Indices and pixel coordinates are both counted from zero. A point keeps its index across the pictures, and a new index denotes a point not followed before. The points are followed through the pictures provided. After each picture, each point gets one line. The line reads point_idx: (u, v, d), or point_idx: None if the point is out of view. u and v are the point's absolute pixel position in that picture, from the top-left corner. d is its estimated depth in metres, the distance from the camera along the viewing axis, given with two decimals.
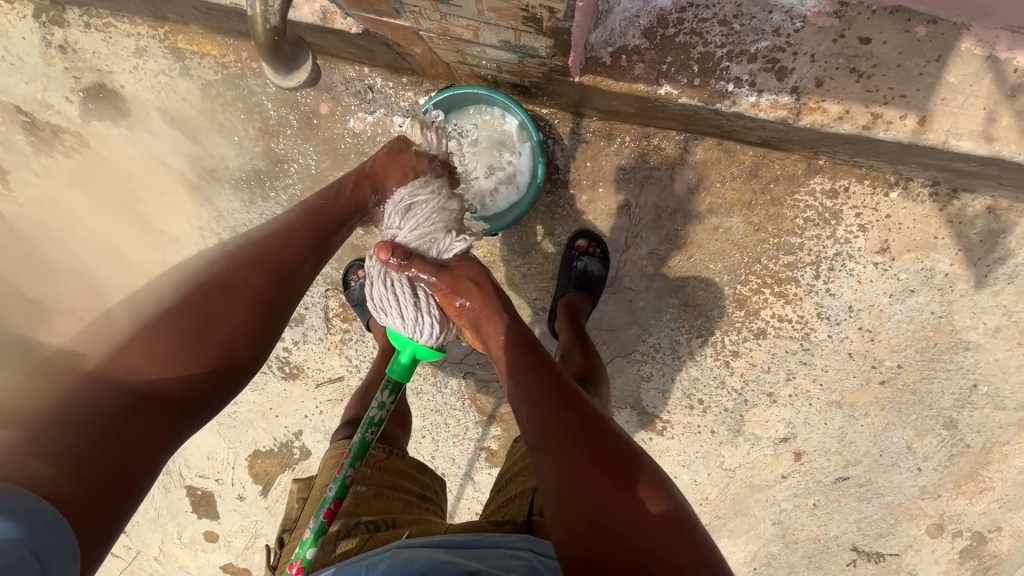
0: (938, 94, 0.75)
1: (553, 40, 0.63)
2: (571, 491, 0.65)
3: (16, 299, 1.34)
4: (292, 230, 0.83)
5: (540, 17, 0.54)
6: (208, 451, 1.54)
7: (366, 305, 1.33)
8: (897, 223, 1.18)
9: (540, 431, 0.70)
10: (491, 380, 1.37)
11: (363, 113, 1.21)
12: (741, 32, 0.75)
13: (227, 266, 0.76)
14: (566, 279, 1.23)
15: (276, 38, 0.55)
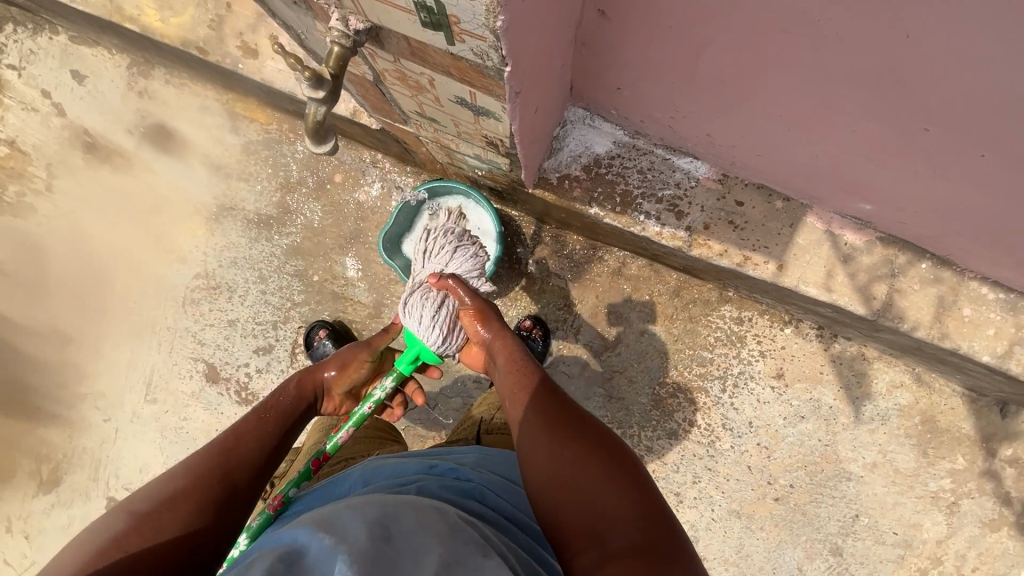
0: (791, 251, 1.02)
1: (509, 160, 0.89)
2: (552, 481, 0.63)
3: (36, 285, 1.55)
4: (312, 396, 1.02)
5: (497, 143, 0.79)
6: (143, 464, 1.57)
7: None
8: (790, 354, 1.41)
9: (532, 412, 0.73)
10: (429, 437, 1.49)
11: (368, 187, 1.47)
12: (652, 180, 1.03)
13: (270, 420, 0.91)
14: None
15: (317, 123, 0.58)
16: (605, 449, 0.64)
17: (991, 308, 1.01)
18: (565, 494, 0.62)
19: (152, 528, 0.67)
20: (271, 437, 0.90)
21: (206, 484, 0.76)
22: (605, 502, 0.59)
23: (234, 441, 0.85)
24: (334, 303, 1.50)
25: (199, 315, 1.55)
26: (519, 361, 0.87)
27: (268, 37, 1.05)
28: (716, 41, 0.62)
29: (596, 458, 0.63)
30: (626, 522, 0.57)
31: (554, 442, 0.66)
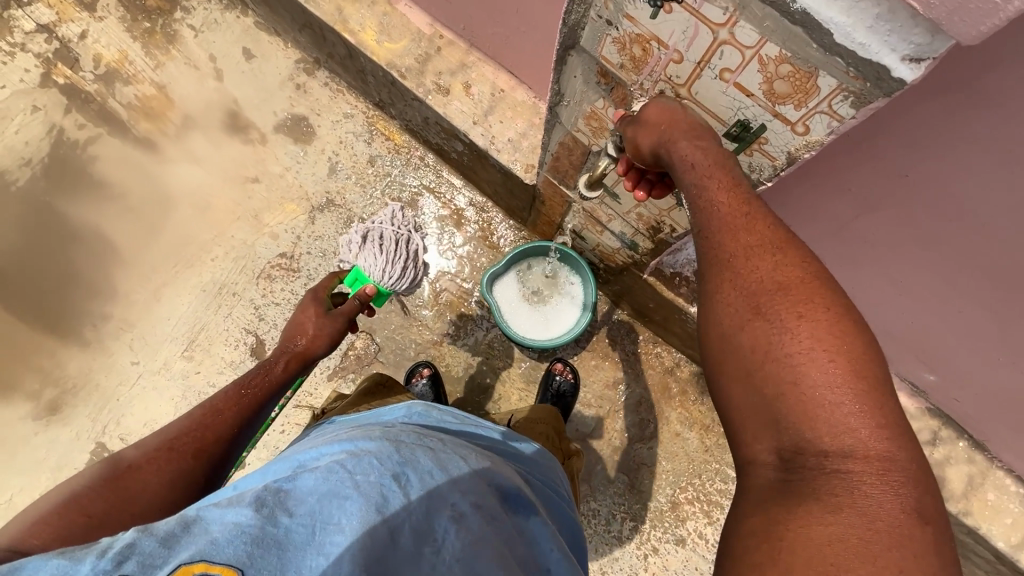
0: None
1: (654, 246, 1.03)
2: (764, 371, 0.54)
3: (125, 215, 1.58)
4: (280, 376, 0.92)
5: (662, 229, 0.94)
6: (150, 419, 1.52)
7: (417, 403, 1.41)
8: None
9: (819, 382, 0.51)
10: None
11: (470, 227, 1.58)
12: None
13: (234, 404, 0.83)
14: (543, 395, 1.46)
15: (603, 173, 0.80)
16: (850, 354, 0.52)
17: (1011, 498, 1.13)
18: (776, 395, 0.53)
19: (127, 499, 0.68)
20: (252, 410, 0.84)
21: (184, 459, 0.74)
22: (834, 419, 0.51)
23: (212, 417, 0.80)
24: (402, 320, 1.55)
25: (268, 291, 1.57)
26: (817, 309, 0.54)
27: (463, 84, 1.22)
28: (885, 208, 0.77)
29: (838, 362, 0.51)
30: (854, 451, 0.50)
31: (777, 328, 0.54)
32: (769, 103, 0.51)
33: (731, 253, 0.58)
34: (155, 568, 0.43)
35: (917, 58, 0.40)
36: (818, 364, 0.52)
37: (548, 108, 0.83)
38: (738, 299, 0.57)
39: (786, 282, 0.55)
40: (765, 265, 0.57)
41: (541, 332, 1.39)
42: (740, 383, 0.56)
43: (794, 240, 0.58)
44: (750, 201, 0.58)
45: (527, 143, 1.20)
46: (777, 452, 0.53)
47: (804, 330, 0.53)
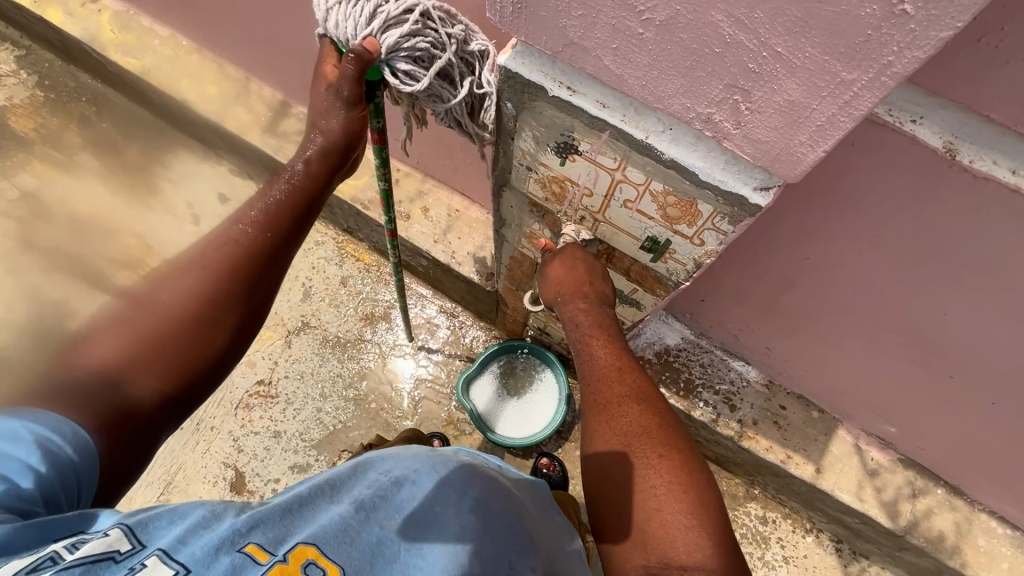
0: (826, 457, 1.18)
1: None
2: (633, 494, 0.62)
3: None
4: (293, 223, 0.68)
5: None
6: None
7: None
8: (811, 564, 1.45)
9: (668, 498, 0.60)
10: None
11: (442, 332, 1.65)
12: (712, 375, 1.23)
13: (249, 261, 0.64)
14: None
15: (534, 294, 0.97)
16: (692, 479, 0.62)
17: (1002, 541, 1.13)
18: (644, 520, 0.60)
19: (167, 317, 0.59)
20: (280, 214, 0.67)
21: (217, 278, 0.62)
22: (682, 537, 0.58)
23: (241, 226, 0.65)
24: (384, 433, 1.55)
25: (248, 421, 1.56)
26: (665, 442, 0.64)
27: (422, 209, 1.35)
28: (797, 286, 0.86)
29: (683, 488, 0.61)
30: (702, 565, 0.56)
31: (639, 461, 0.63)
32: (668, 223, 0.61)
33: (609, 395, 0.68)
34: (283, 541, 0.48)
35: (764, 187, 0.50)
36: (672, 493, 0.60)
37: (494, 231, 0.93)
38: (611, 432, 0.67)
39: (647, 429, 0.65)
40: (632, 412, 0.67)
41: (518, 429, 1.44)
42: (612, 509, 0.64)
43: (657, 393, 0.69)
44: (614, 357, 0.71)
45: (485, 254, 1.32)
46: (644, 567, 0.58)
47: (659, 463, 0.62)
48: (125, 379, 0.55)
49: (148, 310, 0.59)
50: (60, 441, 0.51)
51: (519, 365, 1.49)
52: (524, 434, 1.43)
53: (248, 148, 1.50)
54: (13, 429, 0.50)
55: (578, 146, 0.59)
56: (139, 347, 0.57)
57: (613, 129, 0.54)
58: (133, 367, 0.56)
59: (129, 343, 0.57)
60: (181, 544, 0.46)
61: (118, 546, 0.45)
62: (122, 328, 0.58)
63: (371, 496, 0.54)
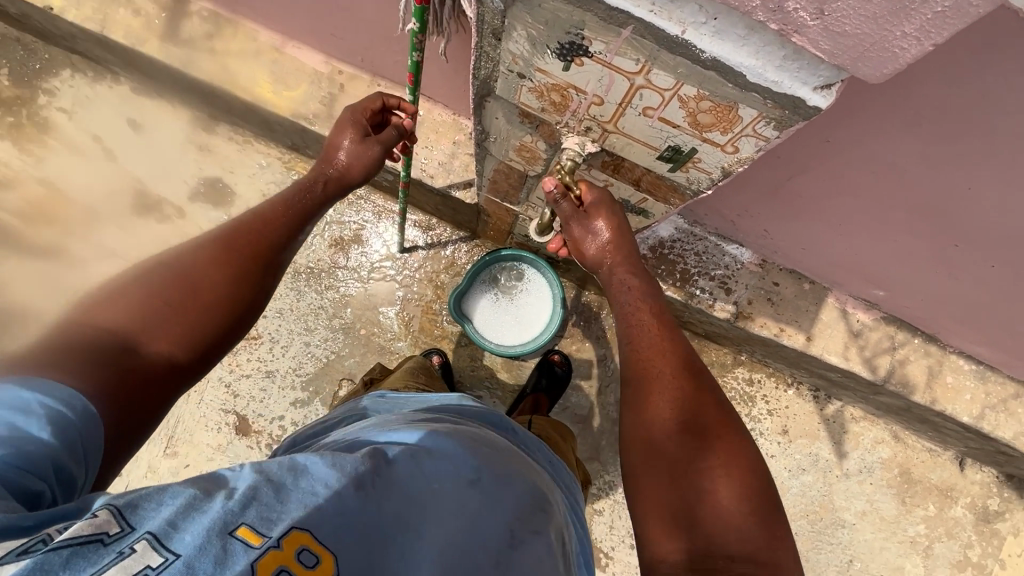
0: (815, 325, 1.22)
1: None
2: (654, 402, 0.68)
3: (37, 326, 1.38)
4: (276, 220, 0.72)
5: None
6: None
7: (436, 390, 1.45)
8: (792, 412, 1.60)
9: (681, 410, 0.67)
10: None
11: (422, 248, 1.56)
12: (708, 262, 1.21)
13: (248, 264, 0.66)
14: (539, 384, 1.46)
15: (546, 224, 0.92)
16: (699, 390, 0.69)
17: (965, 375, 1.25)
18: (666, 430, 0.66)
19: (193, 292, 0.61)
20: (298, 218, 0.75)
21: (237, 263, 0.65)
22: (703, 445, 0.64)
23: (261, 223, 0.70)
24: (379, 357, 1.53)
25: (235, 365, 1.50)
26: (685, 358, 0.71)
27: None
28: (805, 172, 0.81)
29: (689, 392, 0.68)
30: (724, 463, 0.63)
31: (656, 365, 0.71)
32: (698, 132, 0.52)
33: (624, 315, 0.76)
34: (275, 520, 0.40)
35: (827, 85, 0.42)
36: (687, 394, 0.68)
37: (477, 144, 0.81)
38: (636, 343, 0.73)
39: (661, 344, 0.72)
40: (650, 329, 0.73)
41: (510, 339, 1.44)
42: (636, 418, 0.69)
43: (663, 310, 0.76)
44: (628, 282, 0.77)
45: (459, 162, 1.19)
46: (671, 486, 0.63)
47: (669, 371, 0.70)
48: (140, 345, 0.56)
49: (175, 279, 0.61)
50: (69, 415, 0.47)
51: (523, 277, 1.46)
52: (514, 344, 1.43)
53: (148, 62, 1.24)
54: (22, 401, 0.46)
55: (589, 47, 0.47)
56: (162, 314, 0.59)
57: (638, 25, 0.43)
58: (147, 338, 0.57)
59: (152, 310, 0.58)
60: (174, 530, 0.38)
61: (107, 528, 0.36)
62: (149, 295, 0.59)
63: (370, 472, 0.48)
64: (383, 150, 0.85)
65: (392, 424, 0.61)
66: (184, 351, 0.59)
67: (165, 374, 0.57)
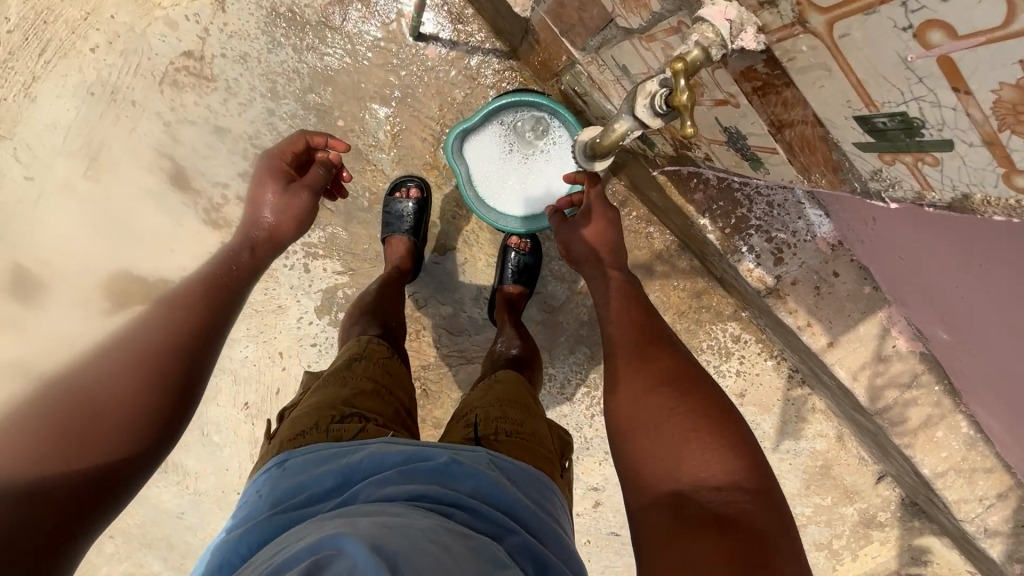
0: (846, 332, 1.02)
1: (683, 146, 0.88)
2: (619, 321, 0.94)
3: None
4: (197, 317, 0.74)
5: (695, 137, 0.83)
6: (66, 242, 1.33)
7: (397, 224, 1.25)
8: (759, 381, 1.50)
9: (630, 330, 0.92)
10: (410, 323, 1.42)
11: (440, 46, 1.23)
12: (774, 219, 0.94)
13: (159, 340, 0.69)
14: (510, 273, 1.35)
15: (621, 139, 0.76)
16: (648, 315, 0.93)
17: (956, 436, 1.13)
18: (631, 339, 0.90)
19: (101, 401, 0.63)
20: (233, 286, 0.81)
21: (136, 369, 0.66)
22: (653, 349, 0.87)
23: (175, 310, 0.74)
24: (353, 160, 1.30)
25: (179, 104, 1.27)
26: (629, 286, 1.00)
27: None
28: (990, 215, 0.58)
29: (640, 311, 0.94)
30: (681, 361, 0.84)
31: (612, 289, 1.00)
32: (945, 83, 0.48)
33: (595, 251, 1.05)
34: None
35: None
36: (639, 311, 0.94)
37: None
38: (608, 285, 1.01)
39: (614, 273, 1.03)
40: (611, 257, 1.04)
41: (508, 203, 1.21)
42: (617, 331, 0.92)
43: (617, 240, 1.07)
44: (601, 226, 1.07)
45: None
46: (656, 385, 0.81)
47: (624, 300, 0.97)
48: (50, 472, 0.57)
49: (92, 398, 0.63)
50: None
51: (547, 139, 1.20)
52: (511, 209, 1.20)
53: None
54: None
55: None
56: (65, 445, 0.59)
57: None
58: (65, 463, 0.58)
59: (42, 452, 0.58)
60: None
61: None
62: (51, 428, 0.60)
63: None
64: (309, 197, 0.95)
65: (293, 546, 0.52)
66: (114, 455, 0.61)
67: (95, 476, 0.59)
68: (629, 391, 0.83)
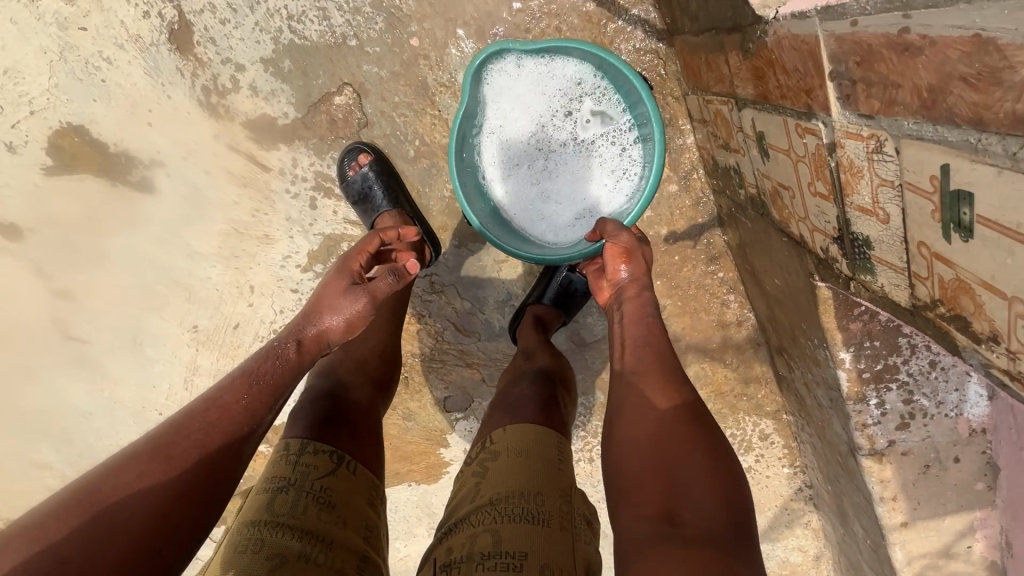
0: (930, 520, 0.82)
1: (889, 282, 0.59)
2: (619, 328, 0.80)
3: None
4: (228, 403, 0.61)
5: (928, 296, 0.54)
6: (15, 70, 1.03)
7: (369, 199, 1.04)
8: (766, 487, 1.32)
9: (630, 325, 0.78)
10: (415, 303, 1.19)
11: None
12: (924, 381, 0.75)
13: (177, 437, 0.56)
14: (546, 292, 1.13)
15: None
16: (643, 316, 0.79)
17: None
18: (631, 337, 0.77)
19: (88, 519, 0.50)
20: (284, 383, 0.66)
21: (141, 470, 0.54)
22: (638, 347, 0.74)
23: (213, 412, 0.60)
24: (414, 95, 1.03)
25: None
26: (649, 312, 0.79)
27: None
28: None
29: (639, 307, 0.80)
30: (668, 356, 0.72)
31: (627, 291, 0.83)
32: None
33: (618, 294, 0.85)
34: None
35: None
36: (641, 306, 0.80)
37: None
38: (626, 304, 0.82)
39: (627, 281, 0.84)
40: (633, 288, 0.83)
41: (542, 200, 1.01)
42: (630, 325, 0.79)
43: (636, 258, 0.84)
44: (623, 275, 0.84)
45: None
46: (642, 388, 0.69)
47: (629, 299, 0.82)
48: None
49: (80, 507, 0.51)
50: None
51: (605, 132, 0.99)
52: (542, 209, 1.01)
53: None
54: None
55: None
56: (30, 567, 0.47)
57: None
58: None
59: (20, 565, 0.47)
60: None
61: None
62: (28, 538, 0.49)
63: None
64: (367, 299, 0.74)
65: None
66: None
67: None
68: (639, 374, 0.71)
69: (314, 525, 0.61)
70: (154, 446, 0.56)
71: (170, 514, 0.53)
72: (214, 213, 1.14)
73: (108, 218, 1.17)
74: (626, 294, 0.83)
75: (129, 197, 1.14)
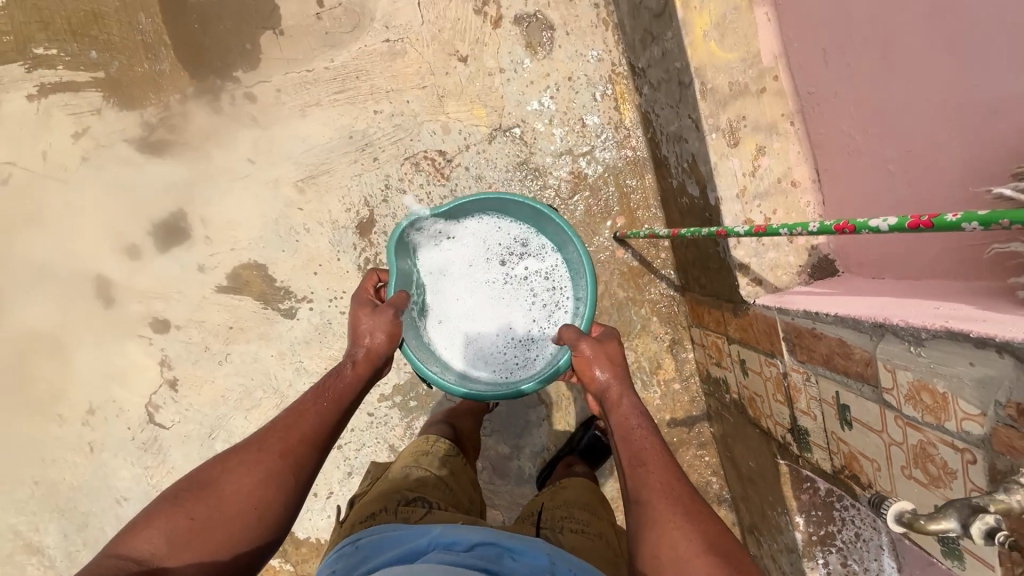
0: None
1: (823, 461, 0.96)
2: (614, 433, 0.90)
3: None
4: (305, 409, 0.92)
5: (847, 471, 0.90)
6: (237, 221, 1.49)
7: None
8: None
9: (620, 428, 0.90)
10: None
11: (633, 251, 1.42)
12: (852, 549, 1.07)
13: (268, 433, 0.88)
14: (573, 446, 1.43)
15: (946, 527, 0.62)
16: (627, 413, 0.91)
17: None
18: (625, 440, 0.88)
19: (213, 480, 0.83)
20: (344, 394, 0.96)
21: (247, 453, 0.85)
22: (626, 429, 0.89)
23: (294, 415, 0.91)
24: None
25: (408, 178, 1.45)
26: (640, 421, 0.90)
27: (758, 146, 0.99)
28: None
29: (626, 411, 0.91)
30: (640, 415, 0.91)
31: (615, 399, 0.94)
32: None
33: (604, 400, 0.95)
34: None
35: None
36: (628, 409, 0.92)
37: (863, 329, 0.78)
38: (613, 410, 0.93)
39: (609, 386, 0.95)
40: (625, 400, 0.93)
41: (494, 325, 1.26)
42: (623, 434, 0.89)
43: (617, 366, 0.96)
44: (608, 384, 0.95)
45: (772, 256, 1.02)
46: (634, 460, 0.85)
47: (618, 405, 0.93)
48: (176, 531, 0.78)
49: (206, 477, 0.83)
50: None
51: (525, 277, 1.29)
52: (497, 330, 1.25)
53: None
54: None
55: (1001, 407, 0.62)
56: (183, 505, 0.80)
57: None
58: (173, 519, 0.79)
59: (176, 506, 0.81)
60: None
61: None
62: (181, 493, 0.82)
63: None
64: (394, 311, 1.03)
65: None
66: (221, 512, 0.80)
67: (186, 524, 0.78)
68: (629, 434, 0.88)
69: (444, 478, 1.07)
70: (256, 438, 0.88)
71: (263, 473, 0.83)
72: (332, 342, 1.50)
73: (249, 330, 1.51)
74: (615, 401, 0.94)
75: (273, 319, 1.50)
